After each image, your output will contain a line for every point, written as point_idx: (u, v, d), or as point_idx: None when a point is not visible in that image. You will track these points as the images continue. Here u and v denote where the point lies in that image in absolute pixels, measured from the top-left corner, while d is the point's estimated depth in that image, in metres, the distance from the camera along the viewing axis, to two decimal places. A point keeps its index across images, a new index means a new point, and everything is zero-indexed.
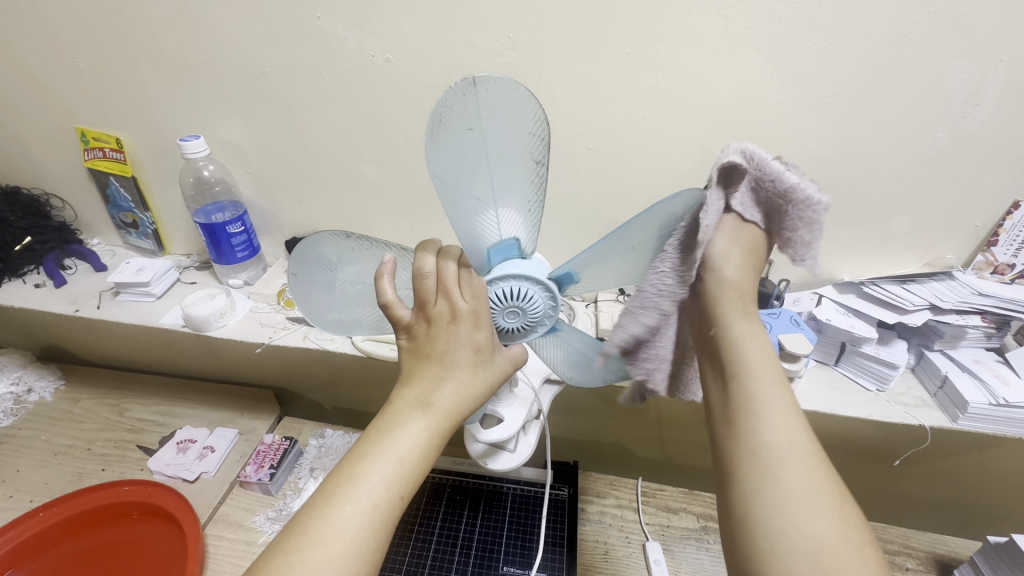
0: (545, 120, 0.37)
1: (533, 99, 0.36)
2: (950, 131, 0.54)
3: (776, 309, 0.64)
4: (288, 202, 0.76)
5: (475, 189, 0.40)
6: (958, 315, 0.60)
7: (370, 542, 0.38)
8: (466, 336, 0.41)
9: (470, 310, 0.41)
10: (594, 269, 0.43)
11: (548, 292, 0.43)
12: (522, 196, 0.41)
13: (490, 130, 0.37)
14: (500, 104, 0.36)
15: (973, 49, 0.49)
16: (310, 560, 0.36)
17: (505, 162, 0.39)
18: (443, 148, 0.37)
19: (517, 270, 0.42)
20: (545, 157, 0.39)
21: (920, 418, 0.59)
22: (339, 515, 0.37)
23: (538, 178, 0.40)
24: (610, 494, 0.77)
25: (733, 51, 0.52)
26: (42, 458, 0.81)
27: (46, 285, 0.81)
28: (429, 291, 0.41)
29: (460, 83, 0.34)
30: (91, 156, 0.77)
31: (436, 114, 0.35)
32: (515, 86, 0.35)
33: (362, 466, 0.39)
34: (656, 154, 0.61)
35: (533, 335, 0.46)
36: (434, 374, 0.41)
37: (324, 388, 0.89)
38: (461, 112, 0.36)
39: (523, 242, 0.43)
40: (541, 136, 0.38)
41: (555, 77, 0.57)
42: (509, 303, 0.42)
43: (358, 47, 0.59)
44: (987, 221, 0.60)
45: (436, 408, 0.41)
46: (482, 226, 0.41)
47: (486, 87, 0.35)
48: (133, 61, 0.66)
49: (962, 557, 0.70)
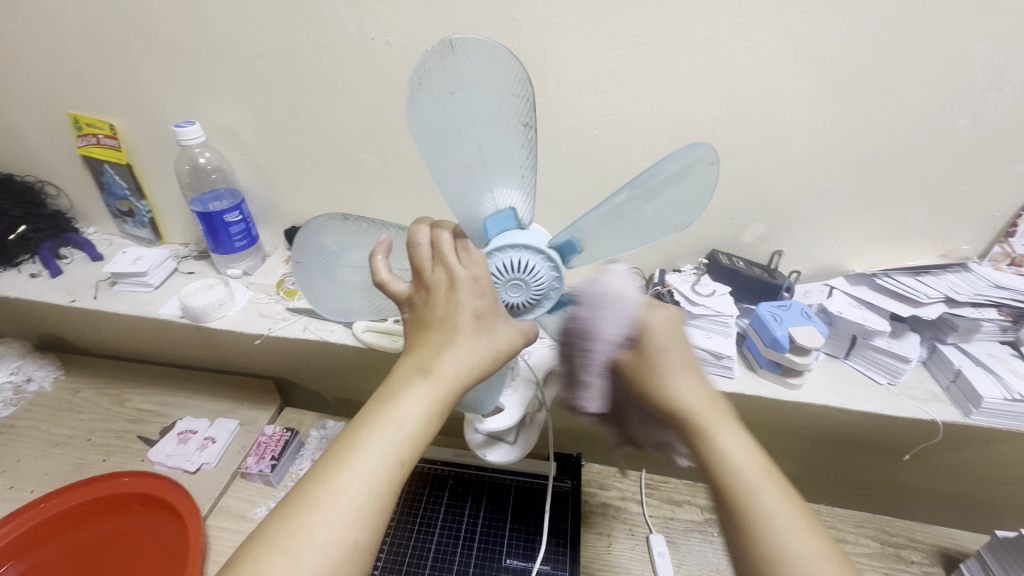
0: (528, 81, 0.36)
1: (513, 59, 0.35)
2: (969, 118, 0.53)
3: (788, 301, 0.62)
4: (287, 191, 0.75)
5: (466, 158, 0.40)
6: (974, 308, 0.59)
7: (370, 510, 0.36)
8: (465, 301, 0.40)
9: (470, 277, 0.40)
10: (597, 238, 0.42)
11: (550, 261, 0.42)
12: (513, 163, 0.41)
13: (472, 95, 0.37)
14: (480, 65, 0.36)
15: (998, 31, 0.47)
16: (308, 524, 0.34)
17: (493, 127, 0.39)
18: (426, 112, 0.37)
19: (515, 241, 0.41)
20: (532, 119, 0.38)
21: (931, 412, 0.58)
22: (337, 480, 0.36)
23: (527, 144, 0.40)
24: (613, 486, 0.76)
25: (748, 34, 0.50)
26: (41, 449, 0.81)
27: (42, 274, 0.80)
28: (424, 259, 0.41)
29: (437, 46, 0.34)
30: (85, 142, 0.75)
31: (416, 78, 0.35)
32: (493, 46, 0.35)
33: (362, 433, 0.38)
34: (665, 140, 0.59)
35: (540, 310, 0.44)
36: (436, 341, 0.40)
37: (324, 379, 0.88)
38: (441, 77, 0.36)
39: (519, 212, 0.42)
40: (526, 98, 0.37)
41: (563, 61, 0.55)
42: (513, 274, 0.41)
43: (358, 30, 0.57)
44: (1004, 212, 0.59)
45: (438, 375, 0.39)
46: (475, 194, 0.41)
47: (464, 49, 0.35)
48: (127, 44, 0.64)
49: (967, 550, 0.70)
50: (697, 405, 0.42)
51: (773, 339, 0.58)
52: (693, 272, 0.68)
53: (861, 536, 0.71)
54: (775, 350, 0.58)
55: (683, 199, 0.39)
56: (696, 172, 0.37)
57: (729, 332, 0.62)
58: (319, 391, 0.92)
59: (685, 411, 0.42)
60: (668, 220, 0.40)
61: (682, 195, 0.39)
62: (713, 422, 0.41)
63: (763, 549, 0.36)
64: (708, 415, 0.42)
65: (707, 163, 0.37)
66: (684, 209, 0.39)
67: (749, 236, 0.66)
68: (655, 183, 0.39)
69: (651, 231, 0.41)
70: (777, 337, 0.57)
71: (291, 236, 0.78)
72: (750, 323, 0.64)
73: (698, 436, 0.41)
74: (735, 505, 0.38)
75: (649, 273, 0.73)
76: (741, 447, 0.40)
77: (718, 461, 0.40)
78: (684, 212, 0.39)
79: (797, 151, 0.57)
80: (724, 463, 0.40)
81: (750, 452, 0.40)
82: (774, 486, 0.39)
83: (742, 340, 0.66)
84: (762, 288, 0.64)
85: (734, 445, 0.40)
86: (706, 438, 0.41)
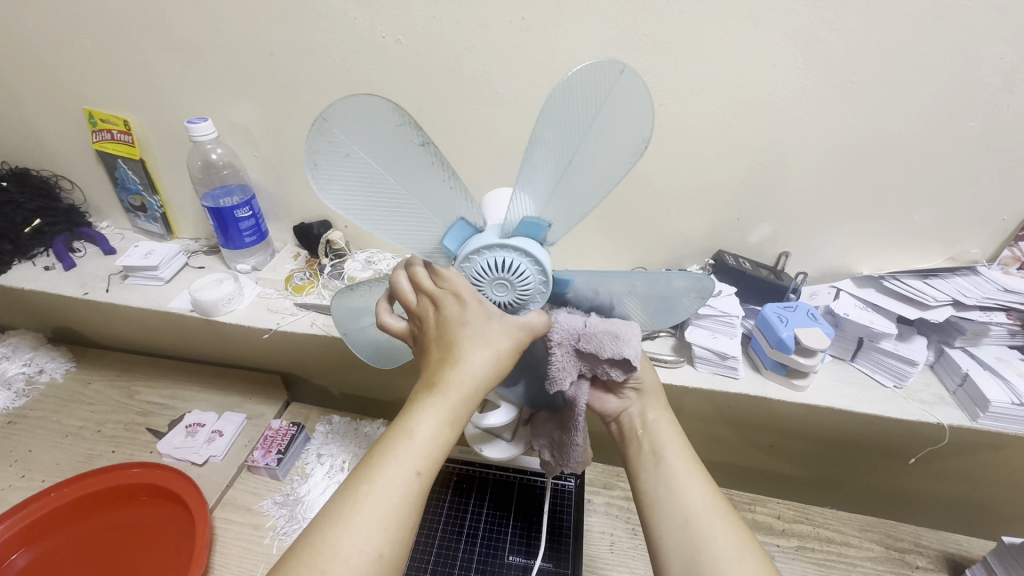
0: (402, 109, 0.35)
1: (378, 101, 0.34)
2: (980, 120, 0.52)
3: (793, 302, 0.63)
4: (296, 187, 0.76)
5: (396, 198, 0.40)
6: (982, 311, 0.59)
7: (392, 520, 0.37)
8: (451, 314, 0.41)
9: (447, 294, 0.41)
10: (553, 205, 0.41)
11: (524, 254, 0.41)
12: (439, 183, 0.41)
13: (365, 149, 0.37)
14: (359, 123, 0.36)
15: (1010, 34, 0.47)
16: (332, 537, 0.35)
17: (401, 162, 0.38)
18: (339, 182, 0.38)
19: (477, 245, 0.41)
20: (427, 137, 0.37)
21: (938, 416, 0.58)
22: (358, 492, 0.37)
23: (436, 157, 0.39)
24: (616, 486, 0.77)
25: (757, 34, 0.50)
26: (53, 439, 0.82)
27: (55, 267, 0.81)
28: (406, 292, 0.44)
29: (313, 127, 0.35)
30: (99, 138, 0.76)
31: (310, 160, 0.36)
32: (355, 97, 0.34)
33: (380, 449, 0.39)
34: (674, 140, 0.59)
35: (535, 301, 0.44)
36: (437, 357, 0.42)
37: (331, 375, 0.88)
38: (331, 146, 0.36)
39: (471, 217, 0.43)
40: (409, 122, 0.36)
41: (572, 59, 0.55)
42: (494, 274, 0.41)
43: (369, 29, 0.58)
44: (1015, 215, 0.58)
45: (445, 388, 0.40)
46: (421, 226, 0.42)
47: (335, 115, 0.35)
48: (141, 40, 0.65)
49: (974, 556, 0.69)
50: (647, 389, 0.55)
51: (778, 340, 0.58)
52: (699, 273, 0.69)
53: (866, 540, 0.71)
54: (780, 351, 0.58)
55: (616, 120, 0.37)
56: (607, 89, 0.36)
57: (735, 332, 0.62)
58: (324, 386, 0.93)
59: (644, 386, 0.55)
60: (620, 144, 0.38)
61: (613, 117, 0.37)
62: (656, 402, 0.55)
63: (667, 492, 0.47)
64: (654, 398, 0.55)
65: (612, 74, 0.35)
66: (628, 129, 0.37)
67: (756, 237, 0.66)
68: (574, 120, 0.38)
69: (608, 168, 0.39)
70: (781, 337, 0.57)
71: (299, 232, 0.79)
72: (755, 324, 0.64)
73: (645, 409, 0.55)
74: (656, 462, 0.50)
75: (655, 272, 0.73)
76: (668, 426, 0.53)
77: (651, 429, 0.53)
78: (628, 131, 0.37)
79: (805, 152, 0.57)
80: (655, 432, 0.53)
81: (677, 431, 0.53)
82: (684, 454, 0.50)
83: (748, 340, 0.67)
84: (768, 288, 0.64)
85: (664, 422, 0.53)
86: (647, 415, 0.54)
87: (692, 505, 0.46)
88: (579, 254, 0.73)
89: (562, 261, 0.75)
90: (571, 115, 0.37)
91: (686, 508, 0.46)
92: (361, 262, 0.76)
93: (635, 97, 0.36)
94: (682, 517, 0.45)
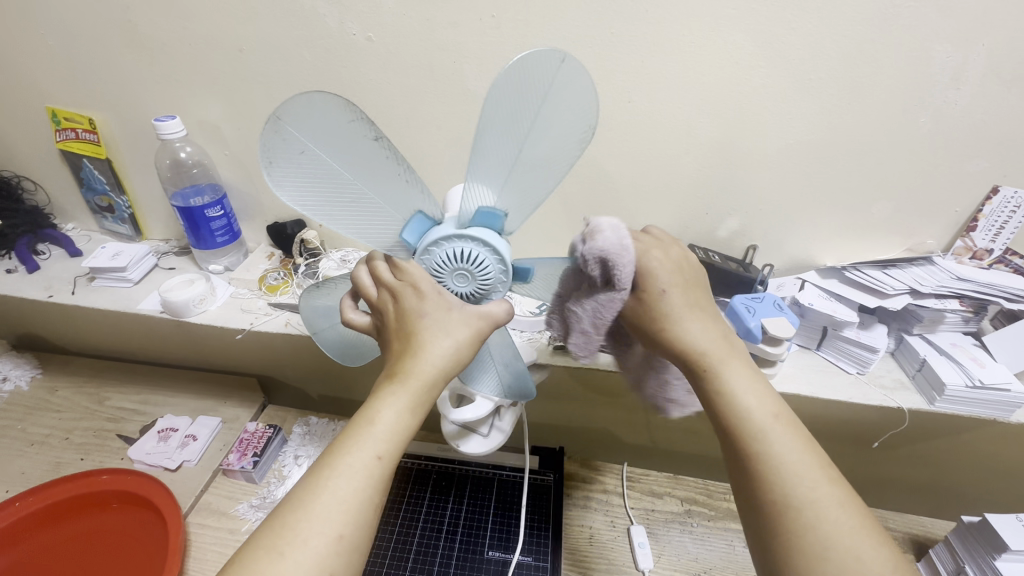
0: (354, 104, 0.36)
1: (329, 97, 0.35)
2: (931, 115, 0.55)
3: (761, 293, 0.63)
4: (268, 186, 0.75)
5: (353, 193, 0.41)
6: (937, 299, 0.61)
7: (354, 504, 0.37)
8: (409, 305, 0.41)
9: (406, 285, 0.42)
10: (508, 194, 0.42)
11: (486, 246, 0.42)
12: (393, 178, 0.41)
13: (320, 146, 0.38)
14: (312, 120, 0.36)
15: (956, 33, 0.49)
16: (294, 521, 0.35)
17: (356, 158, 0.39)
18: (296, 180, 0.39)
19: (436, 237, 0.42)
20: (381, 132, 0.38)
21: (898, 400, 0.60)
22: (320, 477, 0.37)
23: (390, 151, 0.40)
24: (595, 479, 0.77)
25: (718, 34, 0.52)
26: (17, 448, 0.80)
27: (18, 270, 0.79)
28: (368, 286, 0.44)
29: (267, 126, 0.36)
30: (63, 137, 0.74)
31: (264, 158, 0.37)
32: (308, 95, 0.35)
33: (344, 436, 0.39)
34: (644, 137, 0.60)
35: (495, 292, 0.44)
36: (397, 348, 0.41)
37: (308, 376, 0.87)
38: (285, 145, 0.37)
39: (428, 210, 0.43)
40: (362, 117, 0.37)
41: (541, 57, 0.56)
42: (455, 265, 0.42)
43: (339, 26, 0.58)
44: (966, 206, 0.61)
45: (406, 376, 0.40)
46: (379, 220, 0.43)
47: (287, 114, 0.35)
48: (104, 36, 0.64)
49: (937, 537, 0.72)
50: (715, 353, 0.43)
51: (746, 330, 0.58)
52: None
53: None
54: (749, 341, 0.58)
55: (559, 105, 0.38)
56: (549, 75, 0.37)
57: None
58: (302, 388, 0.92)
59: (692, 352, 0.43)
60: (569, 130, 0.39)
61: (557, 102, 0.38)
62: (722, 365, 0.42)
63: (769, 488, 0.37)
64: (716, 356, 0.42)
65: (554, 62, 0.36)
66: (573, 116, 0.39)
67: (725, 231, 0.68)
68: (522, 104, 0.38)
69: (558, 155, 0.40)
70: (750, 328, 0.58)
71: (273, 231, 0.78)
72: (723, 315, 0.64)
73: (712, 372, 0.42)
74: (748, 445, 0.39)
75: None
76: (748, 395, 0.41)
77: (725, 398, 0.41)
78: (576, 117, 0.39)
79: (768, 147, 0.59)
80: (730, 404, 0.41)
81: (757, 396, 0.41)
82: (781, 431, 0.39)
83: None
84: (736, 280, 0.65)
85: (740, 386, 0.41)
86: (716, 381, 0.41)
87: (824, 514, 0.36)
88: (554, 249, 0.74)
89: (537, 257, 0.76)
90: (518, 102, 0.38)
91: (801, 517, 0.36)
92: (336, 261, 0.76)
93: (579, 84, 0.37)
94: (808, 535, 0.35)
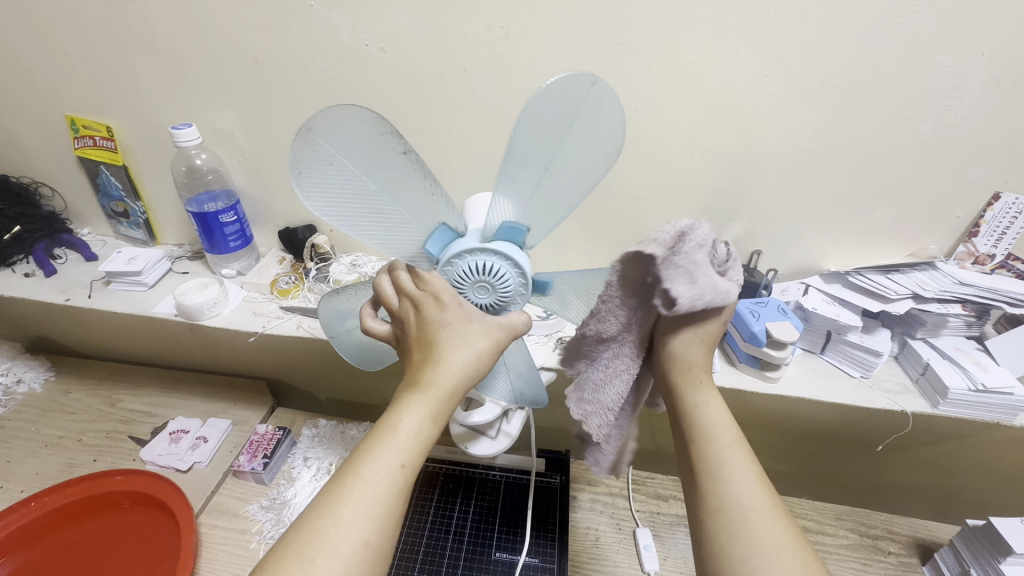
0: (383, 118, 0.37)
1: (359, 110, 0.36)
2: (933, 123, 0.56)
3: (766, 299, 0.65)
4: (280, 192, 0.76)
5: (379, 204, 0.42)
6: (940, 304, 0.62)
7: (378, 511, 0.38)
8: (431, 315, 0.42)
9: (427, 295, 0.43)
10: (533, 212, 0.43)
11: (508, 260, 0.43)
12: (419, 189, 0.42)
13: (348, 157, 0.39)
14: (343, 132, 0.37)
15: (956, 43, 0.50)
16: (320, 527, 0.36)
17: (382, 170, 0.40)
18: (325, 191, 0.40)
19: (460, 250, 0.43)
20: (409, 146, 0.39)
21: (902, 404, 0.61)
22: (344, 485, 0.38)
23: (417, 164, 0.41)
24: (600, 482, 0.78)
25: (722, 43, 0.53)
26: (32, 449, 0.81)
27: (36, 274, 0.80)
28: (389, 295, 0.45)
29: (299, 136, 0.36)
30: (81, 144, 0.76)
31: (295, 168, 0.38)
32: (340, 108, 0.36)
33: (366, 445, 0.40)
34: (649, 144, 0.61)
35: (515, 303, 0.46)
36: (418, 358, 0.43)
37: (317, 379, 0.89)
38: (315, 156, 0.38)
39: (452, 222, 0.44)
40: (390, 131, 0.38)
41: (549, 67, 0.58)
42: (477, 277, 0.43)
43: (352, 37, 0.60)
44: (968, 212, 0.62)
45: (428, 386, 0.41)
46: (403, 230, 0.44)
47: (319, 126, 0.36)
48: (124, 46, 0.66)
49: (941, 541, 0.72)
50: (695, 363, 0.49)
51: (751, 334, 0.60)
52: None
53: (841, 528, 0.73)
54: (754, 345, 0.60)
55: (588, 128, 0.39)
56: (579, 99, 0.38)
57: None
58: (310, 391, 0.93)
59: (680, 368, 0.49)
60: (595, 150, 0.40)
61: (586, 125, 0.39)
62: (702, 382, 0.48)
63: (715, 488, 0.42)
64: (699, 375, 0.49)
65: (584, 86, 0.37)
66: (600, 138, 0.39)
67: (729, 237, 0.69)
68: (550, 126, 0.39)
69: (584, 175, 0.41)
70: (755, 332, 0.60)
71: (284, 236, 0.79)
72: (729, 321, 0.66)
73: (684, 386, 0.48)
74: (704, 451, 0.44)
75: None
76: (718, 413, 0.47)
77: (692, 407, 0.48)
78: (602, 141, 0.39)
79: (772, 154, 0.60)
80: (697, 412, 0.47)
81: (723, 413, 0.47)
82: (738, 448, 0.44)
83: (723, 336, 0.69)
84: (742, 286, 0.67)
85: (710, 404, 0.47)
86: (689, 396, 0.48)
87: (754, 511, 0.40)
88: (560, 254, 0.75)
89: (544, 262, 0.77)
90: (548, 122, 0.39)
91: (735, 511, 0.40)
92: (346, 265, 0.77)
93: (609, 107, 0.38)
94: (749, 533, 0.39)
